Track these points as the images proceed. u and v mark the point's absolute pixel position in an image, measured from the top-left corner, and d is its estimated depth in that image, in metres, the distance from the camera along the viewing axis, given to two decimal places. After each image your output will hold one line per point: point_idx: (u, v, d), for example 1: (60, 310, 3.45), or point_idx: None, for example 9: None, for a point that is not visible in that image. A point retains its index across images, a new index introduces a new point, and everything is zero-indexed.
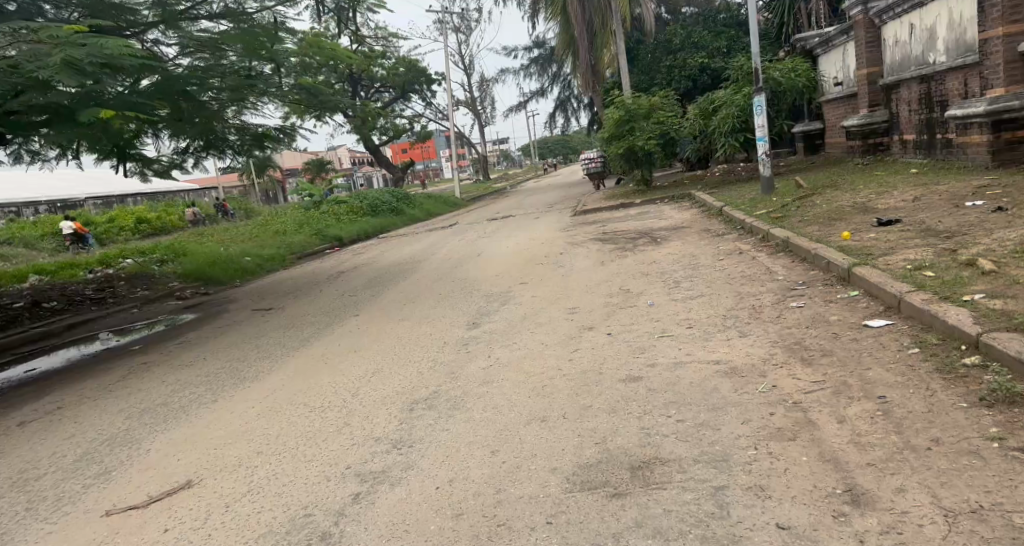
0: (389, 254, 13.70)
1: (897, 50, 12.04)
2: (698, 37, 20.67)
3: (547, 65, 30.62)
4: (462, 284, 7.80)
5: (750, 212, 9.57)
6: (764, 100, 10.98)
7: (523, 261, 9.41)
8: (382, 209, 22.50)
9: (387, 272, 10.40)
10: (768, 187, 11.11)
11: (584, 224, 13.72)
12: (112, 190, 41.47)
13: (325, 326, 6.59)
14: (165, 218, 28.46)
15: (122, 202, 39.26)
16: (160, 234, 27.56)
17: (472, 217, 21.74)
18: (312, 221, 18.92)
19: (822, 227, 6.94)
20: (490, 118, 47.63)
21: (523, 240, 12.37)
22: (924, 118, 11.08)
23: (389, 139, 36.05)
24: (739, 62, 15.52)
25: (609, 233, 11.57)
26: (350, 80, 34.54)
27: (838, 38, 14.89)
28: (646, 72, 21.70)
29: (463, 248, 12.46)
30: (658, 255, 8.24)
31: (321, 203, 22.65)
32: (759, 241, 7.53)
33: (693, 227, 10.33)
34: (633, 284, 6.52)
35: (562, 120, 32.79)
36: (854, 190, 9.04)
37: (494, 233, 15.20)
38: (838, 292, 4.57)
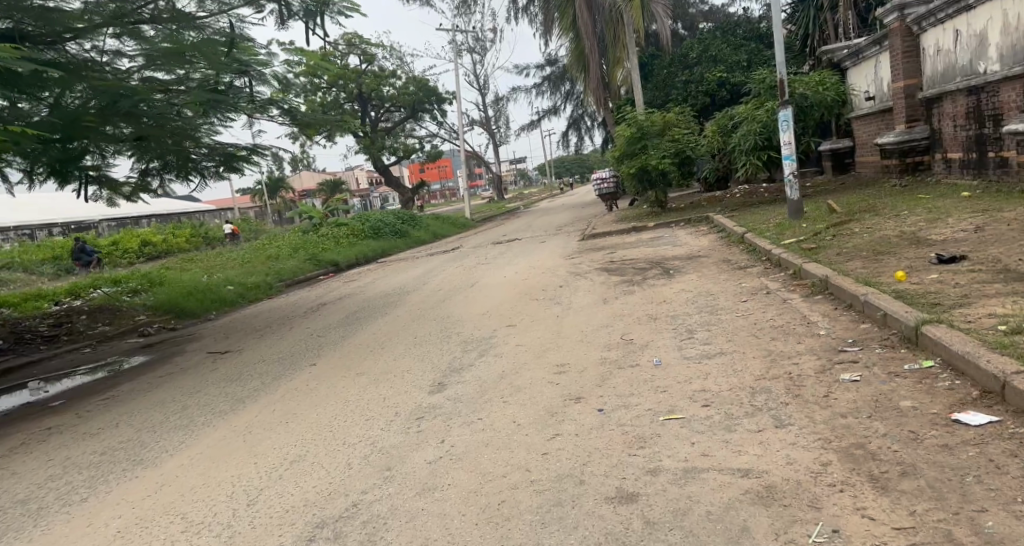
0: (382, 282, 12.69)
1: (940, 60, 11.04)
2: (716, 51, 19.70)
3: (560, 83, 29.86)
4: (442, 328, 6.76)
5: (777, 240, 8.51)
6: (791, 115, 9.88)
7: (519, 295, 8.38)
8: (384, 232, 21.64)
9: (370, 306, 9.35)
10: (796, 211, 10.01)
11: (593, 251, 12.67)
12: (125, 212, 41.19)
13: (271, 380, 5.51)
14: (170, 241, 27.83)
15: (134, 224, 38.89)
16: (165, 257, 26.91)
17: (478, 239, 20.80)
18: (309, 245, 18.05)
19: (867, 264, 5.88)
20: (504, 137, 46.90)
21: (525, 269, 11.36)
22: (973, 134, 10.13)
23: (399, 159, 35.40)
24: (760, 74, 14.43)
25: (617, 262, 10.55)
26: (359, 99, 34.04)
27: (870, 49, 13.85)
28: (661, 89, 20.75)
29: (460, 278, 11.45)
30: (671, 292, 7.16)
31: (321, 225, 21.87)
32: (791, 278, 6.46)
33: (711, 257, 9.25)
34: (637, 331, 5.48)
35: (575, 138, 31.93)
36: (897, 216, 7.95)
37: (496, 259, 14.21)
38: (907, 358, 3.50)
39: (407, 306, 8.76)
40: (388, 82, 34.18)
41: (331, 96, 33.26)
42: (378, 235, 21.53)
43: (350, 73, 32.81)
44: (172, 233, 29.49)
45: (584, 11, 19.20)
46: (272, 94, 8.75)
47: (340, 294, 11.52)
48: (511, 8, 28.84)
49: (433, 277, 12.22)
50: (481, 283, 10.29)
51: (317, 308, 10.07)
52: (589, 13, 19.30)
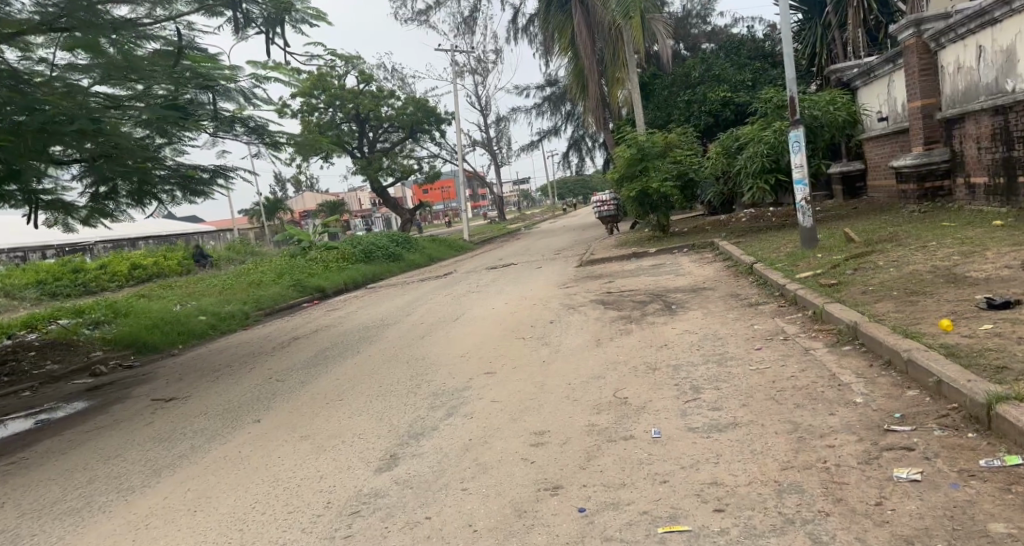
0: (364, 312, 11.89)
1: (961, 78, 10.38)
2: (719, 70, 19.08)
3: (560, 103, 29.32)
4: (413, 374, 5.95)
5: (789, 273, 7.73)
6: (802, 135, 9.12)
7: (505, 333, 7.59)
8: (377, 256, 20.89)
9: (343, 342, 8.54)
10: (810, 240, 9.23)
11: (589, 280, 11.88)
12: (121, 233, 40.58)
13: (202, 442, 4.66)
14: (160, 263, 27.16)
15: (131, 246, 38.33)
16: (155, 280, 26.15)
17: (474, 264, 20.05)
18: (295, 271, 17.31)
19: (900, 307, 5.10)
20: (505, 158, 46.39)
21: (517, 300, 10.57)
22: (1000, 157, 9.40)
23: (397, 180, 34.85)
24: (767, 93, 13.74)
25: (615, 293, 9.78)
26: (356, 119, 33.57)
27: (882, 68, 13.20)
28: (663, 109, 20.14)
29: (446, 308, 10.67)
30: (673, 334, 6.36)
31: (311, 248, 21.17)
32: (811, 320, 5.66)
33: (717, 290, 8.46)
34: (632, 388, 4.70)
35: (576, 159, 31.30)
36: (924, 248, 7.19)
37: (488, 287, 13.43)
38: (981, 450, 2.70)
39: (383, 344, 7.93)
40: (387, 102, 33.76)
41: (328, 116, 32.85)
42: (369, 259, 20.78)
43: (347, 93, 32.45)
44: (163, 255, 28.83)
45: (583, 30, 18.70)
46: (236, 110, 7.99)
47: (318, 325, 10.70)
48: (511, 28, 28.44)
49: (418, 307, 11.45)
50: (468, 315, 9.52)
51: (289, 342, 9.25)
52: (588, 32, 18.77)
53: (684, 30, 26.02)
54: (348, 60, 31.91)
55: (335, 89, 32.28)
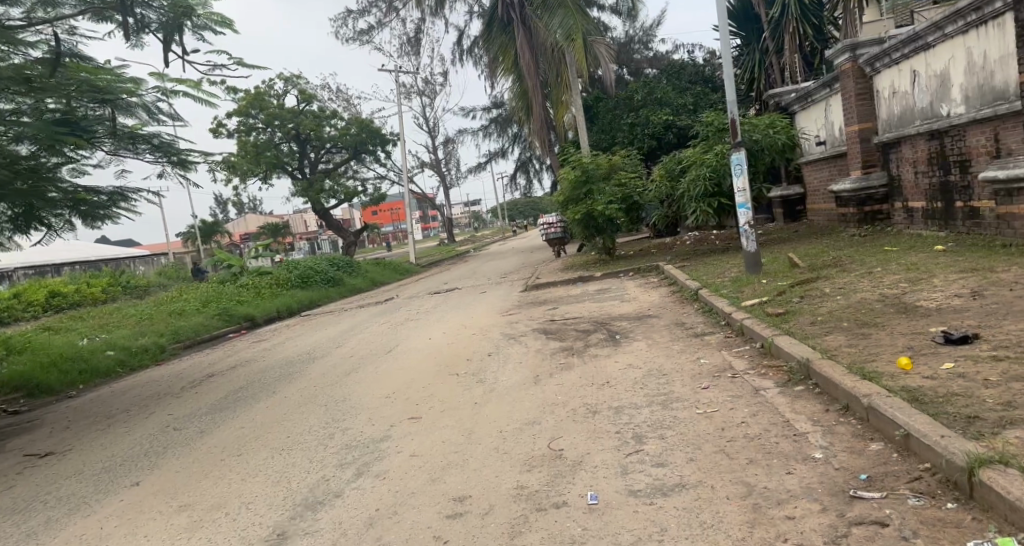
0: (293, 343, 11.12)
1: (896, 103, 10.44)
2: (662, 93, 19.10)
3: (506, 125, 29.07)
4: (328, 420, 5.30)
5: (735, 299, 7.42)
6: (744, 158, 8.92)
7: (438, 367, 7.01)
8: (314, 281, 19.99)
9: (260, 380, 7.78)
10: (754, 264, 8.99)
11: (532, 306, 11.40)
12: (44, 258, 38.22)
13: (61, 515, 3.91)
14: (82, 290, 25.39)
15: (54, 272, 36.01)
16: (75, 308, 24.47)
17: (416, 288, 19.39)
18: (224, 298, 16.28)
19: (853, 340, 4.77)
20: (453, 180, 45.91)
21: (456, 328, 10.00)
22: (937, 182, 9.41)
23: (340, 202, 33.90)
24: (709, 115, 13.67)
25: (558, 320, 9.32)
26: (296, 139, 32.59)
27: (820, 92, 13.33)
28: (607, 131, 20.04)
29: (382, 338, 10.02)
30: (616, 369, 5.91)
31: (243, 274, 20.08)
32: (760, 354, 5.30)
33: (663, 318, 8.09)
34: (569, 436, 4.19)
35: (524, 181, 31.08)
36: (869, 274, 6.99)
37: (428, 314, 12.82)
38: (966, 528, 2.31)
39: (303, 382, 7.23)
40: (329, 122, 32.91)
41: (266, 136, 31.81)
42: (307, 284, 19.88)
43: (286, 112, 31.50)
44: (85, 281, 27.04)
45: (526, 50, 18.42)
46: (138, 126, 7.23)
47: (240, 360, 9.88)
48: (456, 50, 28.15)
49: (351, 337, 10.74)
50: (402, 346, 8.90)
51: (201, 382, 8.41)
52: (531, 53, 18.54)
53: (627, 55, 26.24)
54: (287, 79, 31.04)
55: (274, 109, 31.30)
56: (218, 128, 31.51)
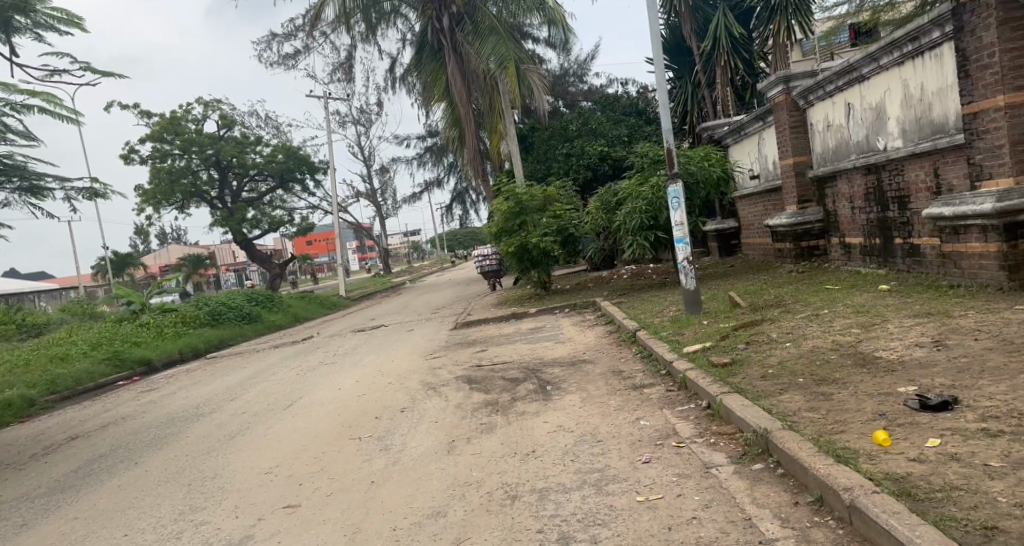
0: (186, 395, 9.83)
1: (831, 136, 10.21)
2: (597, 123, 18.78)
3: (441, 155, 28.41)
4: (183, 512, 4.24)
5: (676, 344, 6.75)
6: (681, 190, 8.36)
7: (338, 428, 6.04)
8: (227, 320, 18.47)
9: (124, 448, 6.60)
10: (694, 303, 8.40)
11: (459, 347, 10.48)
12: None
13: None
14: None
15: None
16: None
17: (340, 325, 18.17)
18: (118, 342, 14.68)
19: (815, 401, 4.11)
20: (390, 210, 44.75)
21: (372, 374, 8.99)
22: (874, 217, 9.13)
23: (264, 232, 32.21)
24: (642, 146, 13.27)
25: (486, 365, 8.45)
26: (218, 166, 30.96)
27: (752, 126, 13.19)
28: (542, 161, 19.58)
29: (289, 388, 8.92)
30: (543, 431, 5.07)
31: (145, 312, 18.34)
32: (708, 416, 4.58)
33: (598, 364, 7.33)
34: (477, 538, 3.30)
35: (459, 212, 30.38)
36: (816, 317, 6.46)
37: (346, 356, 11.72)
38: None
39: (175, 451, 6.09)
40: (254, 149, 31.45)
41: (183, 162, 30.12)
42: (218, 321, 18.33)
43: (205, 138, 29.92)
44: None
45: (457, 77, 17.80)
46: None
47: (112, 420, 8.56)
48: (387, 77, 27.40)
49: (253, 387, 9.56)
50: (307, 398, 7.85)
51: (52, 452, 7.13)
52: (462, 80, 17.88)
53: (562, 87, 26.09)
54: (206, 103, 29.69)
55: (191, 134, 29.75)
56: (130, 153, 30.01)
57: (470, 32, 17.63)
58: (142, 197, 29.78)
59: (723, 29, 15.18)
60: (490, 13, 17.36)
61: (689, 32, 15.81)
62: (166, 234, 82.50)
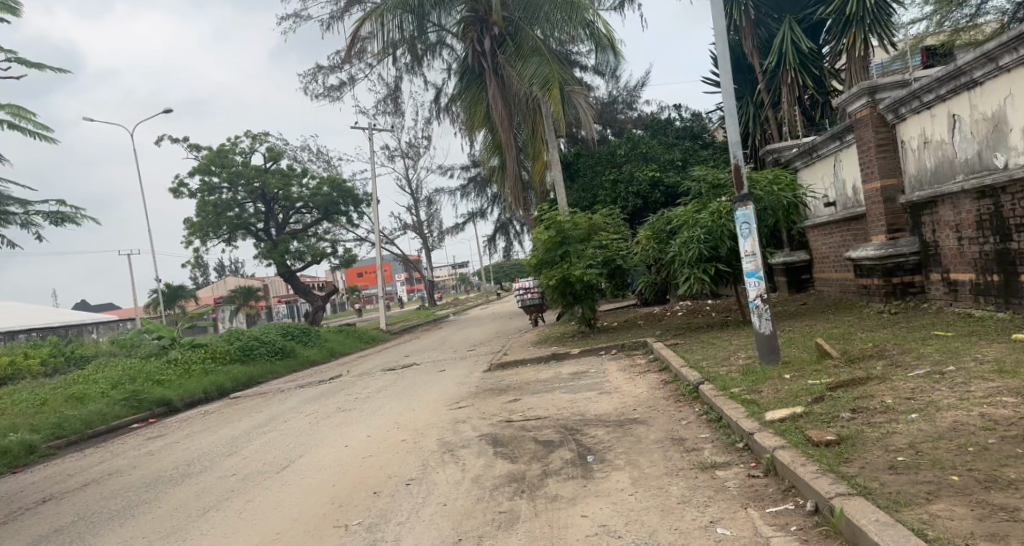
0: (186, 446, 8.83)
1: (930, 154, 8.71)
2: (648, 148, 17.55)
3: (485, 186, 27.61)
4: None
5: (753, 408, 5.34)
6: (751, 214, 6.98)
7: (325, 509, 4.85)
8: (257, 356, 17.64)
9: (83, 524, 5.55)
10: (769, 351, 6.95)
11: (489, 394, 9.20)
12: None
13: None
14: (17, 362, 22.55)
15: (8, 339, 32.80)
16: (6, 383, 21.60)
17: (373, 362, 17.14)
18: (138, 381, 13.90)
19: (996, 528, 2.70)
20: (436, 242, 44.14)
21: (387, 427, 7.79)
22: (990, 248, 7.58)
23: (307, 264, 31.80)
24: (699, 170, 11.91)
25: (518, 419, 7.16)
26: (263, 197, 30.83)
27: (827, 146, 11.75)
28: (588, 189, 18.41)
29: (294, 442, 7.81)
30: (581, 533, 3.75)
31: (175, 347, 17.67)
32: (818, 530, 3.20)
33: (652, 427, 5.95)
34: None
35: (504, 243, 29.39)
36: (942, 377, 4.97)
37: (369, 399, 10.57)
38: None
39: (131, 535, 4.97)
40: (299, 181, 31.24)
41: (229, 195, 30.10)
42: (249, 357, 17.53)
43: (251, 170, 29.84)
44: (24, 353, 24.34)
45: (498, 101, 16.90)
46: None
47: (93, 479, 7.59)
48: (432, 107, 26.81)
49: (257, 439, 8.48)
50: (307, 459, 6.71)
51: (11, 521, 6.14)
52: (504, 104, 16.95)
53: (611, 115, 25.00)
54: (253, 136, 29.72)
55: (238, 167, 29.72)
56: (179, 187, 30.21)
57: (513, 54, 16.75)
58: (189, 229, 29.81)
59: (789, 44, 13.85)
60: (535, 35, 16.47)
61: (751, 49, 14.54)
62: (223, 267, 83.84)
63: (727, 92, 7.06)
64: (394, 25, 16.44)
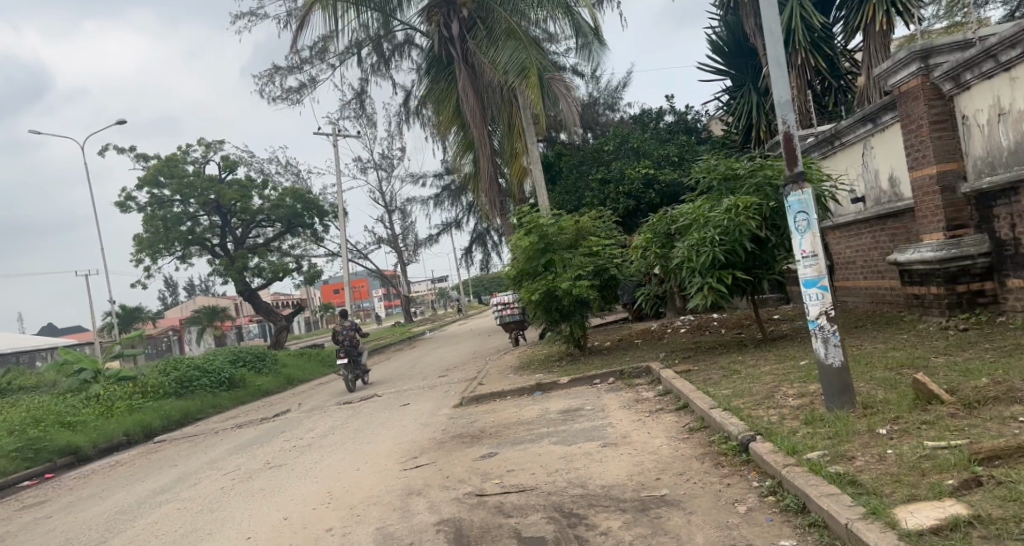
0: (53, 527, 6.62)
1: (1008, 127, 6.93)
2: (638, 143, 15.77)
3: (459, 195, 25.74)
4: None
5: (864, 496, 3.35)
6: (809, 201, 5.08)
7: None
8: (197, 390, 15.26)
9: None
10: (840, 393, 5.02)
11: (458, 444, 7.12)
12: None
13: None
14: None
15: None
16: None
17: (330, 392, 14.92)
18: (38, 426, 11.50)
19: None
20: (411, 256, 42.00)
21: (316, 501, 5.71)
22: None
23: (268, 281, 29.34)
24: (706, 161, 9.94)
25: (495, 492, 5.12)
26: (217, 209, 28.47)
27: (854, 131, 10.00)
28: (571, 191, 16.54)
29: (186, 526, 5.66)
30: None
31: (97, 381, 15.25)
32: None
33: (697, 517, 3.95)
34: None
35: (480, 255, 27.47)
36: None
37: (308, 449, 8.43)
38: None
39: None
40: (258, 192, 28.94)
41: (180, 207, 27.72)
42: (185, 390, 15.17)
43: (204, 180, 27.50)
44: None
45: (470, 93, 15.06)
46: None
47: None
48: (401, 112, 24.83)
49: (146, 516, 6.32)
50: None
51: None
52: (476, 96, 15.10)
53: (592, 117, 23.23)
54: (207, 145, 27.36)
55: (190, 177, 27.35)
56: (126, 201, 27.71)
57: (484, 40, 14.88)
58: (137, 246, 27.35)
59: (798, 20, 12.13)
60: (509, 15, 14.60)
61: (754, 28, 12.81)
62: (190, 287, 80.32)
63: (771, 35, 5.17)
64: (353, 17, 14.48)
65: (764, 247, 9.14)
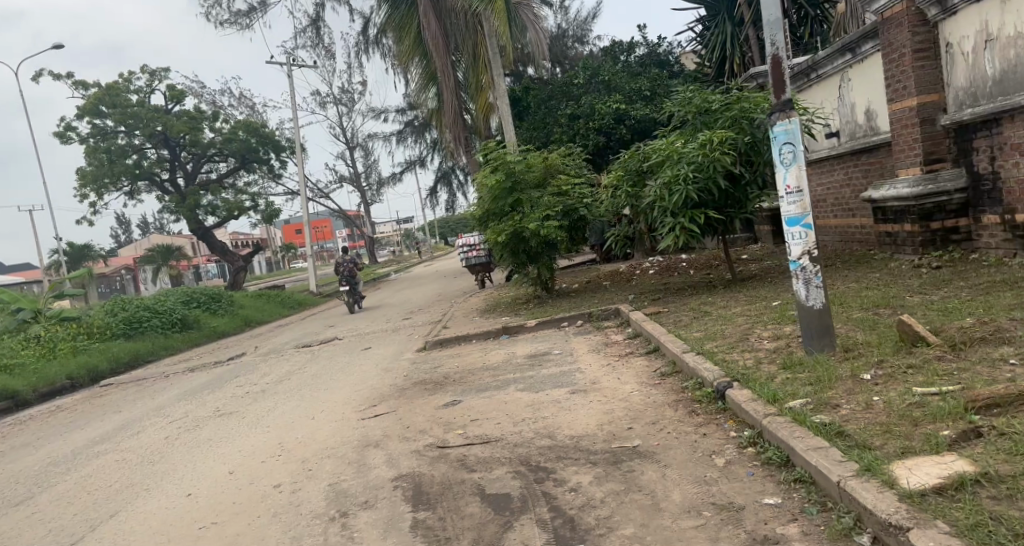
0: None
1: (996, 54, 6.60)
2: (608, 76, 15.16)
3: (422, 131, 24.80)
4: None
5: (854, 449, 3.10)
6: (795, 131, 4.70)
7: None
8: (147, 333, 14.64)
9: None
10: (819, 335, 4.77)
11: (419, 391, 6.79)
12: None
13: None
14: None
15: None
16: None
17: (289, 335, 14.47)
18: None
19: None
20: (374, 196, 40.96)
21: (265, 453, 5.34)
22: None
23: (222, 220, 28.22)
24: (681, 94, 9.45)
25: (456, 443, 4.80)
26: (165, 142, 27.02)
27: (833, 63, 9.59)
28: (538, 127, 15.92)
29: (122, 480, 5.26)
30: None
31: (39, 323, 14.49)
32: None
33: (672, 471, 3.68)
34: None
35: (445, 195, 26.76)
36: None
37: (261, 395, 8.02)
38: None
39: None
40: (209, 125, 27.46)
41: (125, 140, 26.21)
42: (135, 332, 14.53)
43: (149, 111, 25.93)
44: None
45: (431, 18, 14.14)
46: None
47: None
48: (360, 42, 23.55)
49: (81, 468, 5.90)
50: (124, 526, 4.24)
51: None
52: (438, 22, 14.20)
53: (561, 50, 22.33)
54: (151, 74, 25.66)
55: (134, 108, 25.77)
56: (66, 132, 26.08)
57: None
58: (80, 181, 25.94)
59: None
60: None
61: None
62: (144, 226, 77.62)
63: None
64: None
65: (737, 184, 8.79)
